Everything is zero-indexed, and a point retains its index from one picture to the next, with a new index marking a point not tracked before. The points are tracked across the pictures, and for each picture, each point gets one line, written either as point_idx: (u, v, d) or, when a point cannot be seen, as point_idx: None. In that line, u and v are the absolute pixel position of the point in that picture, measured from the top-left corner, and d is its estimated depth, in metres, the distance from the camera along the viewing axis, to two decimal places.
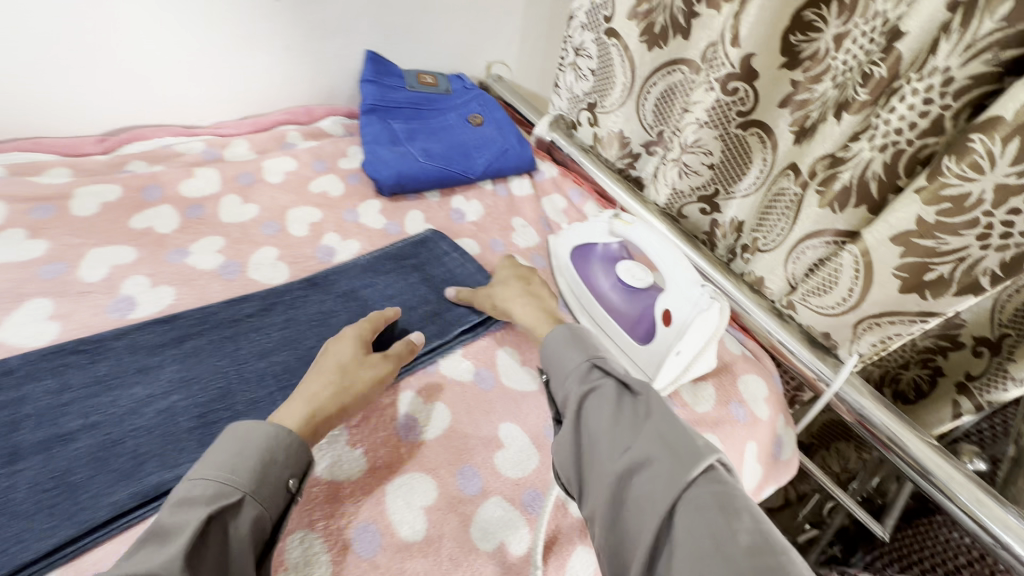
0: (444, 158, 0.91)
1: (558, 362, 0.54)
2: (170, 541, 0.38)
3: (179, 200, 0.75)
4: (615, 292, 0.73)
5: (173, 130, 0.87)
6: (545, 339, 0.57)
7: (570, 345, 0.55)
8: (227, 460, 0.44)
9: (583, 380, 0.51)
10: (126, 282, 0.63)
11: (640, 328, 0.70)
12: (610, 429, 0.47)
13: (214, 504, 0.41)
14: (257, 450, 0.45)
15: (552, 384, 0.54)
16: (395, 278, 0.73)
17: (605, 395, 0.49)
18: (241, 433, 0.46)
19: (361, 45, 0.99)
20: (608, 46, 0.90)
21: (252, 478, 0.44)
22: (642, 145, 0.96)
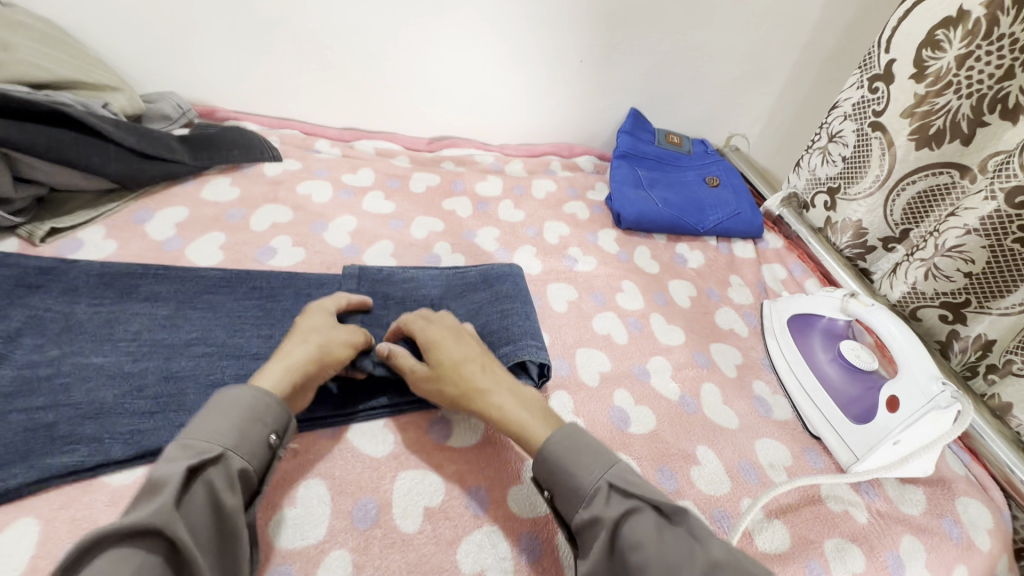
0: (680, 208, 1.01)
1: (567, 478, 0.50)
2: (149, 494, 0.38)
3: (473, 195, 0.98)
4: (832, 366, 0.75)
5: (476, 143, 1.12)
6: (545, 442, 0.52)
7: (579, 455, 0.50)
8: (203, 425, 0.44)
9: (609, 503, 0.47)
10: (437, 245, 0.86)
11: (857, 407, 0.71)
12: (660, 561, 0.43)
13: (197, 456, 0.41)
14: (241, 409, 0.46)
15: (562, 504, 0.50)
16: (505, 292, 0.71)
17: (641, 520, 0.45)
18: (217, 400, 0.47)
19: (629, 103, 1.15)
20: (869, 138, 0.92)
21: (233, 435, 0.44)
22: (882, 239, 0.96)
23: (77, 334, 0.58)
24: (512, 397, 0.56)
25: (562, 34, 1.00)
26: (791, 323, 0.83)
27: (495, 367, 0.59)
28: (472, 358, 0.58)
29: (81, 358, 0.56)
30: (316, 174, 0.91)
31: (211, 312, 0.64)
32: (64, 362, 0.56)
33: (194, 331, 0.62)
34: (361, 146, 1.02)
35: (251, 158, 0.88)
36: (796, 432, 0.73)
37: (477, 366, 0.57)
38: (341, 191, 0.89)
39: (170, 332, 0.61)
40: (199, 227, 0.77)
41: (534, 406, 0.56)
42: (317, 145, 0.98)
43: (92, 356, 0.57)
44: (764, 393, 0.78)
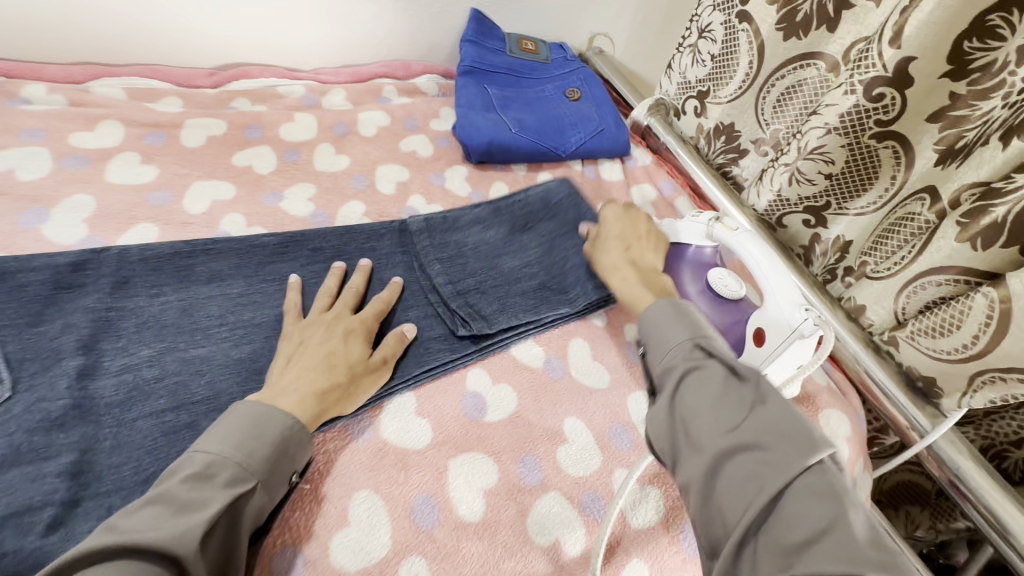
0: (537, 131, 0.87)
1: (658, 336, 0.51)
2: (185, 512, 0.37)
3: (278, 142, 0.77)
4: (704, 299, 0.69)
5: (278, 71, 0.87)
6: (645, 312, 0.54)
7: (673, 320, 0.52)
8: (236, 437, 0.43)
9: (687, 357, 0.48)
10: (223, 219, 0.65)
11: (731, 338, 0.66)
12: (714, 409, 0.43)
13: (231, 487, 0.40)
14: (276, 439, 0.44)
15: (648, 356, 0.52)
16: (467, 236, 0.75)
17: (710, 375, 0.46)
18: (242, 413, 0.45)
19: (468, 3, 0.95)
20: (736, 32, 0.83)
21: (266, 466, 0.43)
22: (751, 141, 0.88)
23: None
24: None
25: None
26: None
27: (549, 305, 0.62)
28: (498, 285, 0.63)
29: None
30: (24, 139, 0.64)
31: None
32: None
33: (65, 353, 0.49)
34: (102, 87, 0.74)
35: None
36: None
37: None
38: (69, 159, 0.64)
39: None
40: None
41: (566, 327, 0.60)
42: (26, 93, 0.69)
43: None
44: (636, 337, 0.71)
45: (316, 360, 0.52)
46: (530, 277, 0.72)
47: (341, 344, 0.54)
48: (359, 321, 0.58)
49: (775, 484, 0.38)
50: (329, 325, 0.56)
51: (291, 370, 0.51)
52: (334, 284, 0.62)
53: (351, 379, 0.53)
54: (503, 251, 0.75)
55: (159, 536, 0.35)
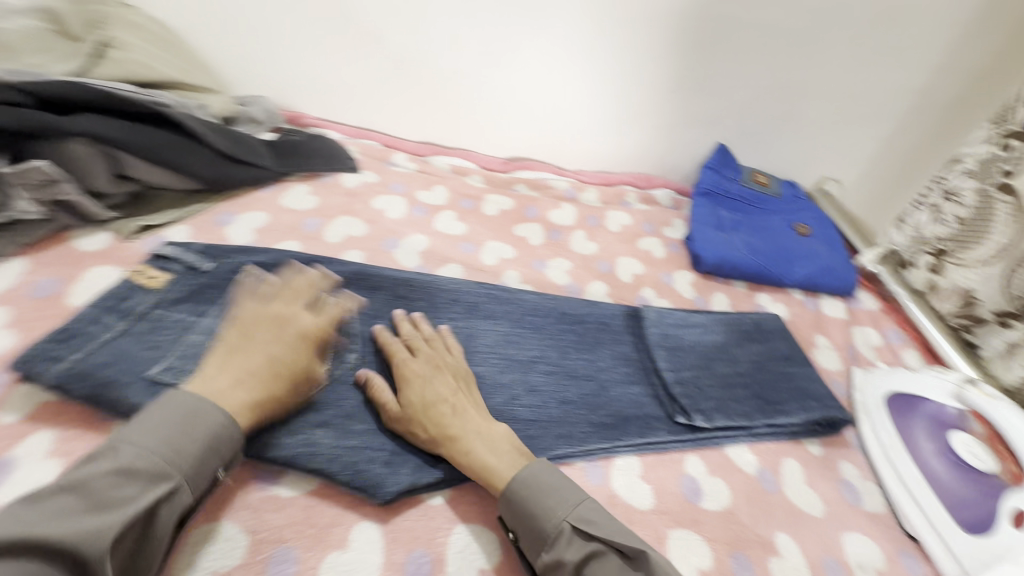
0: (766, 256, 0.94)
1: (531, 521, 0.51)
2: (91, 515, 0.40)
3: (545, 223, 0.95)
4: (941, 460, 0.67)
5: (551, 168, 1.08)
6: (510, 483, 0.53)
7: (547, 491, 0.52)
8: (176, 440, 0.45)
9: (607, 559, 0.49)
10: (505, 273, 0.83)
11: (962, 511, 0.63)
12: None
13: (151, 486, 0.43)
14: (202, 439, 0.47)
15: (524, 543, 0.52)
16: (543, 344, 0.73)
17: (603, 564, 0.49)
18: (178, 406, 0.47)
19: (716, 137, 1.09)
20: (994, 201, 0.86)
21: (194, 462, 0.46)
22: (996, 313, 0.85)
23: (341, 330, 0.66)
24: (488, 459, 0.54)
25: (655, 60, 0.96)
26: (892, 403, 0.74)
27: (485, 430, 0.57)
28: (444, 400, 0.57)
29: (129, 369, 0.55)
30: (391, 189, 0.90)
31: None
32: (337, 357, 0.63)
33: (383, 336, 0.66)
34: (437, 161, 1.01)
35: (332, 168, 0.88)
36: (890, 529, 0.65)
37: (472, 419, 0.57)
38: (415, 209, 0.88)
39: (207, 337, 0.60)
40: (277, 234, 0.77)
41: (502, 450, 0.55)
42: (394, 158, 0.98)
43: (361, 355, 0.63)
44: (853, 477, 0.69)
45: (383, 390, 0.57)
46: (747, 386, 0.75)
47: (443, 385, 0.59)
48: (411, 367, 0.60)
49: None
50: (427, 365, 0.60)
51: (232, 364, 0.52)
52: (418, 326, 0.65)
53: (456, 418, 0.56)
54: (720, 355, 0.79)
55: (75, 540, 0.38)
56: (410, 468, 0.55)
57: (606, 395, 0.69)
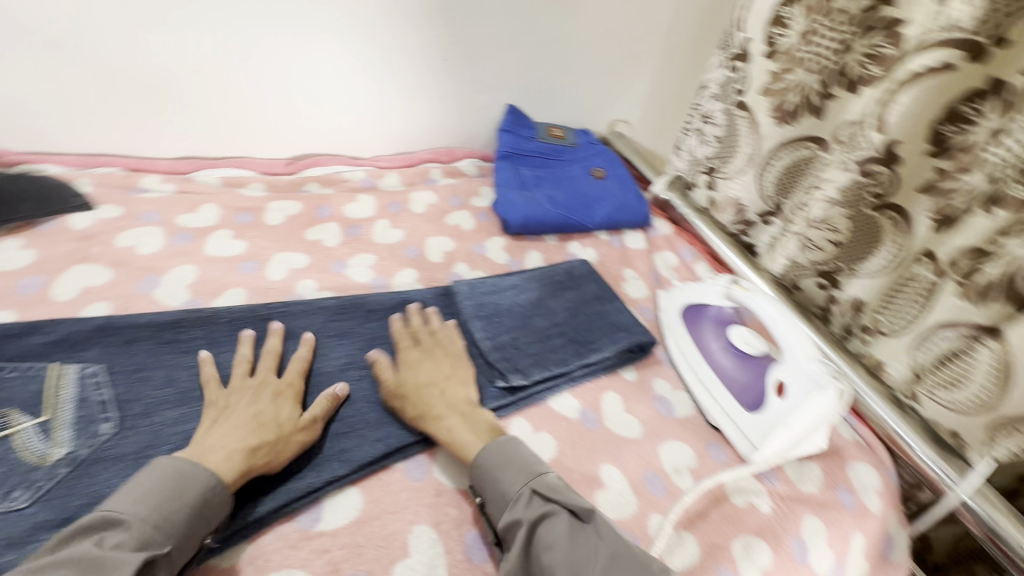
0: (567, 206, 0.98)
1: (497, 486, 0.53)
2: None
3: (342, 220, 0.89)
4: (725, 354, 0.75)
5: (343, 159, 1.01)
6: (478, 455, 0.56)
7: (512, 464, 0.55)
8: (164, 503, 0.46)
9: (530, 508, 0.52)
10: (299, 285, 0.76)
11: (746, 393, 0.71)
12: (569, 560, 0.48)
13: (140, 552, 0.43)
14: (190, 500, 0.46)
15: (489, 508, 0.54)
16: (348, 351, 0.68)
17: (555, 524, 0.51)
18: (163, 472, 0.48)
19: (504, 99, 1.10)
20: (736, 118, 0.96)
21: (181, 532, 0.45)
22: (759, 214, 0.98)
23: (85, 402, 0.55)
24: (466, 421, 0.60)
25: (413, 30, 0.92)
26: (686, 315, 0.82)
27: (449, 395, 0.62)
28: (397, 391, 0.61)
29: None
30: (141, 220, 0.77)
31: None
32: (81, 435, 0.52)
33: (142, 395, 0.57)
34: (202, 177, 0.88)
35: (51, 212, 0.72)
36: (699, 428, 0.72)
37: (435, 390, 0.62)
38: (177, 237, 0.76)
39: None
40: None
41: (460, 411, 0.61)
42: (143, 183, 0.83)
43: (114, 425, 0.53)
44: (665, 391, 0.76)
45: (247, 420, 0.53)
46: (563, 335, 0.78)
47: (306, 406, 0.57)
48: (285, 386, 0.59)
49: None
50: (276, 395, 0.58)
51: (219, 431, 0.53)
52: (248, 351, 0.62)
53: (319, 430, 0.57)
54: (536, 311, 0.80)
55: None
56: None
57: None
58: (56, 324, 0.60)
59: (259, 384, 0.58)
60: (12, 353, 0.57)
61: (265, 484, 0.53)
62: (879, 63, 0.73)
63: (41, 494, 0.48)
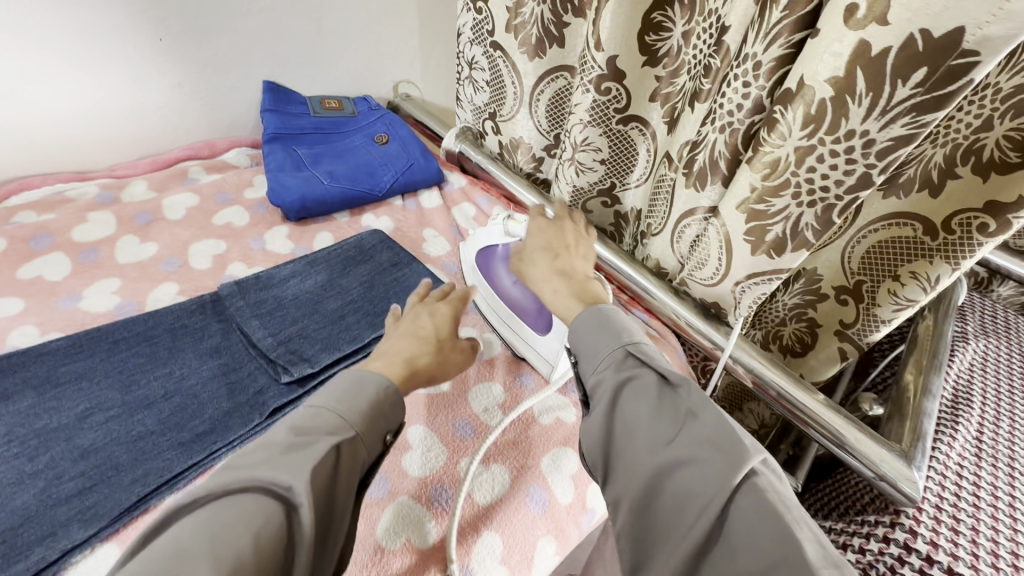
0: (349, 178, 0.93)
1: (590, 347, 0.54)
2: (295, 454, 0.42)
3: (70, 246, 0.75)
4: (516, 286, 0.75)
5: (65, 177, 0.86)
6: (576, 324, 0.56)
7: (601, 330, 0.54)
8: (339, 394, 0.48)
9: (619, 368, 0.50)
10: (12, 334, 0.63)
11: (539, 319, 0.72)
12: (653, 419, 0.46)
13: (333, 435, 0.44)
14: (370, 398, 0.49)
15: (580, 367, 0.55)
16: (86, 395, 0.58)
17: (643, 385, 0.48)
18: (342, 378, 0.50)
19: (258, 77, 1.00)
20: (496, 60, 0.95)
21: (366, 421, 0.47)
22: (544, 149, 1.02)
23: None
24: (566, 287, 0.64)
25: (106, 11, 0.78)
26: (479, 258, 0.80)
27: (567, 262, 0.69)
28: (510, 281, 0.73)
29: None
30: None
31: None
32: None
33: None
34: None
35: None
36: (507, 364, 0.74)
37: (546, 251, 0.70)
38: None
39: None
40: None
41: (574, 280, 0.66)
42: None
43: None
44: (472, 337, 0.77)
45: (409, 339, 0.60)
46: (357, 311, 0.75)
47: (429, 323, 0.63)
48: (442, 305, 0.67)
49: (712, 496, 0.40)
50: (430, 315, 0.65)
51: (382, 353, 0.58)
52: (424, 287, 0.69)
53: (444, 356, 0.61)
54: (325, 294, 0.75)
55: (271, 475, 0.40)
56: None
57: (194, 404, 0.59)
58: None
59: (431, 306, 0.66)
60: None
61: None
62: None
63: None
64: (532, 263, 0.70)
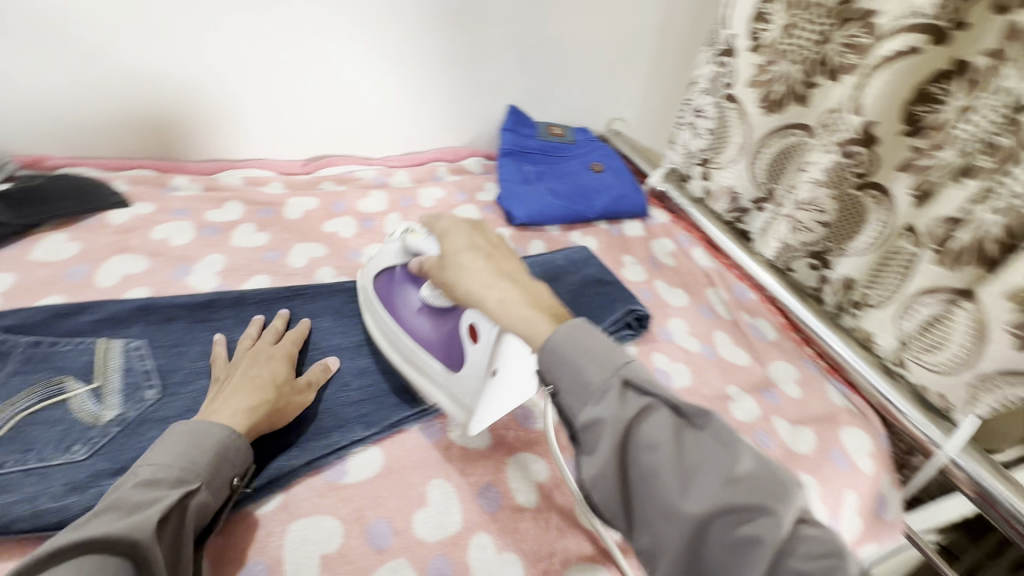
0: (569, 197, 1.04)
1: (575, 372, 0.44)
2: (137, 511, 0.40)
3: (357, 214, 0.95)
4: (419, 318, 0.66)
5: (355, 159, 1.07)
6: (550, 339, 0.46)
7: (584, 346, 0.45)
8: (178, 450, 0.46)
9: (622, 402, 0.42)
10: (319, 271, 0.81)
11: (449, 353, 0.63)
12: (678, 464, 0.39)
13: (178, 488, 0.44)
14: (216, 443, 0.48)
15: (563, 397, 0.45)
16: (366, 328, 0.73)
17: (656, 422, 0.41)
18: (188, 427, 0.48)
19: (507, 100, 1.15)
20: (726, 109, 0.99)
21: (208, 470, 0.47)
22: (753, 201, 1.00)
23: (130, 371, 0.60)
24: (518, 295, 0.51)
25: (423, 37, 0.98)
26: (376, 284, 0.72)
27: (506, 264, 0.55)
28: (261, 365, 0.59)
29: None
30: (173, 215, 0.83)
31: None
32: (129, 399, 0.57)
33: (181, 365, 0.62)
34: (227, 177, 0.95)
35: (91, 208, 0.79)
36: (698, 397, 0.76)
37: (479, 254, 0.55)
38: (205, 230, 0.82)
39: None
40: (33, 292, 0.68)
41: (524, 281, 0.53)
42: (173, 183, 0.90)
43: (158, 391, 0.58)
44: (664, 364, 0.81)
45: (248, 385, 0.56)
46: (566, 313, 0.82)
47: (268, 368, 0.59)
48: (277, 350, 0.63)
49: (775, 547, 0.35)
50: (253, 357, 0.61)
51: (224, 398, 0.54)
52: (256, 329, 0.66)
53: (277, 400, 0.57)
54: None
55: (121, 529, 0.38)
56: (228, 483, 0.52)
57: None
58: (102, 304, 0.66)
59: (258, 354, 0.61)
60: (62, 329, 0.62)
61: (295, 443, 0.58)
62: (856, 51, 0.76)
63: (96, 448, 0.52)
64: (461, 266, 0.55)
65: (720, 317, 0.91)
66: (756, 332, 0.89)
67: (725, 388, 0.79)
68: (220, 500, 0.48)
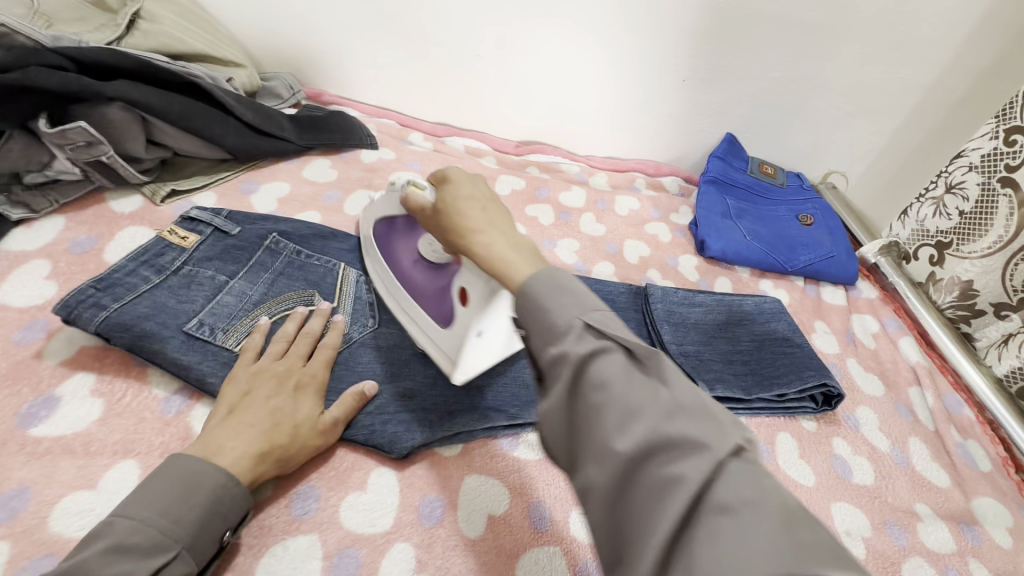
0: (770, 244, 0.98)
1: (541, 318, 0.39)
2: None
3: (556, 205, 0.98)
4: (418, 270, 0.65)
5: (562, 152, 1.11)
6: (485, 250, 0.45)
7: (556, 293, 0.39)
8: (162, 503, 0.42)
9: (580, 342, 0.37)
10: None
11: (442, 308, 0.61)
12: (623, 400, 0.35)
13: (150, 558, 0.40)
14: (206, 496, 0.44)
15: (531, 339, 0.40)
16: None
17: (612, 365, 0.36)
18: (176, 473, 0.44)
19: (724, 127, 1.10)
20: (997, 196, 0.84)
21: (192, 532, 0.42)
22: (993, 305, 0.87)
23: (358, 298, 0.68)
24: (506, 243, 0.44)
25: (669, 50, 0.97)
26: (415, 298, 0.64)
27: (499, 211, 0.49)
28: (288, 406, 0.52)
29: (178, 314, 0.58)
30: (408, 166, 0.93)
31: (264, 281, 0.65)
32: (355, 320, 0.66)
33: None
34: (452, 142, 1.04)
35: (351, 143, 0.91)
36: (879, 501, 0.68)
37: (478, 204, 0.49)
38: None
39: (241, 297, 0.62)
40: (298, 204, 0.80)
41: (530, 251, 0.44)
42: (410, 137, 1.02)
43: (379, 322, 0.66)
44: (844, 452, 0.73)
45: (265, 419, 0.50)
46: (746, 364, 0.78)
47: (289, 401, 0.53)
48: (312, 373, 0.56)
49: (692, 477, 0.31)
50: (281, 377, 0.54)
51: (230, 427, 0.49)
52: (317, 325, 0.61)
53: (293, 446, 0.50)
54: (722, 334, 0.81)
55: None
56: (420, 425, 0.57)
57: None
58: (347, 232, 0.76)
59: (276, 372, 0.54)
60: (317, 244, 0.73)
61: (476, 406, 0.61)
62: None
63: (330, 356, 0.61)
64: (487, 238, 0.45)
65: (920, 421, 0.79)
66: (964, 455, 0.76)
67: (914, 504, 0.69)
68: (207, 559, 0.44)
